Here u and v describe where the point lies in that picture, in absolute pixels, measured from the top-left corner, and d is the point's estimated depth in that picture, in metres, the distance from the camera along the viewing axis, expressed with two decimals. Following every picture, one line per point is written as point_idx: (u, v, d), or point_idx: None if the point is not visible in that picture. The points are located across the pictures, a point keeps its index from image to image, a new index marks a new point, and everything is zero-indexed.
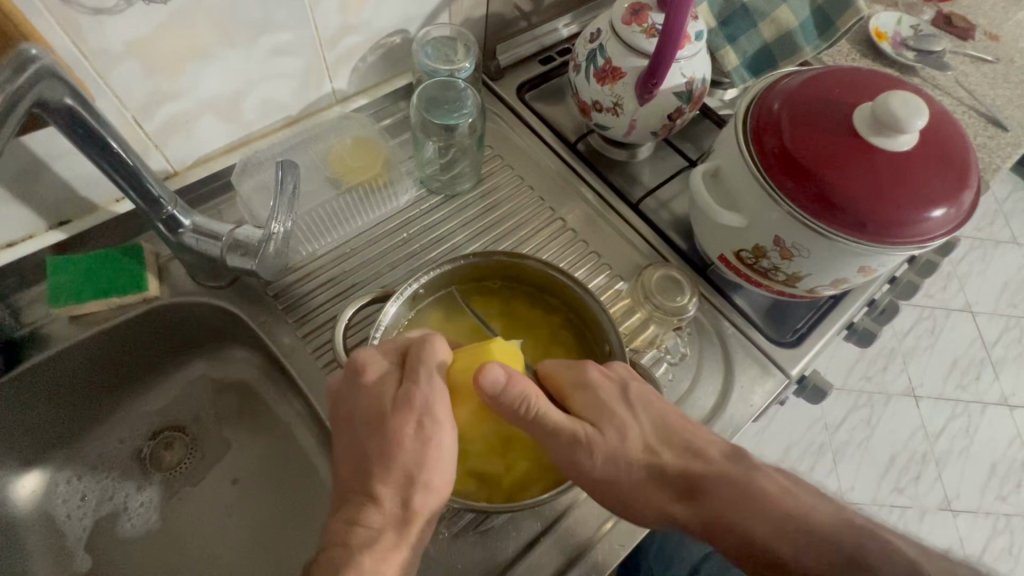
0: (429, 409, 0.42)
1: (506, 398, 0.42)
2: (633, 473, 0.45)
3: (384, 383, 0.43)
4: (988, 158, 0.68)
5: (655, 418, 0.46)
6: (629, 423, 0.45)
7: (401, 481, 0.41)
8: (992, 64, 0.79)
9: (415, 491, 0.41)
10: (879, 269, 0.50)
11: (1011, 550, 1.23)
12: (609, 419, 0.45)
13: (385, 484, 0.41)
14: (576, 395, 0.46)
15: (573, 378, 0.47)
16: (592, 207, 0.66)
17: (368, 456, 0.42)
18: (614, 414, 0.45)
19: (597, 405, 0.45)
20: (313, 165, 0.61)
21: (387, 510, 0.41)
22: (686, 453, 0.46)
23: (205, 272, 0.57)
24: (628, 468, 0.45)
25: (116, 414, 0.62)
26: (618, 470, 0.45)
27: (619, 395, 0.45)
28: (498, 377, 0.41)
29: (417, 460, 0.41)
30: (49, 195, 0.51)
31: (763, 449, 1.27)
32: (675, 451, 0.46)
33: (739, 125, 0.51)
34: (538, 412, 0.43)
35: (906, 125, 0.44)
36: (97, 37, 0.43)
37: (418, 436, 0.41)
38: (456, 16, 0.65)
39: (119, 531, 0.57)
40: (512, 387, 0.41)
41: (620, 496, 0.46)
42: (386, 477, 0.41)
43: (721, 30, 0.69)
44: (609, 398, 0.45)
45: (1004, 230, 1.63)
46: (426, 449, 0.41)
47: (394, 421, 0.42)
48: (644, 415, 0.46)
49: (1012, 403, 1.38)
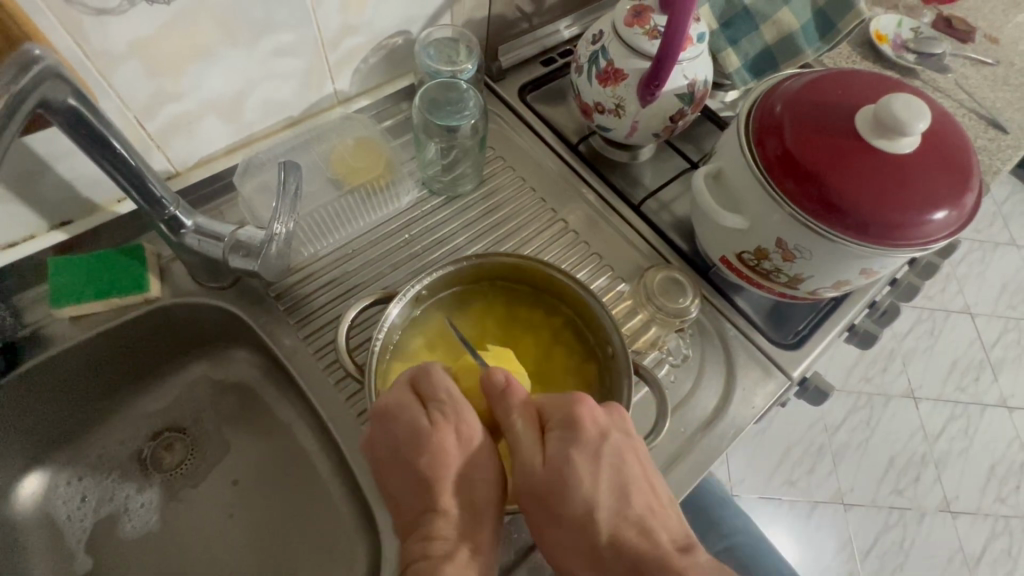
0: (465, 416, 0.42)
1: (506, 402, 0.43)
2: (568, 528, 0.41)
3: (414, 405, 0.43)
4: (988, 160, 0.68)
5: (618, 483, 0.42)
6: (586, 480, 0.41)
7: (460, 487, 0.41)
8: (992, 67, 0.79)
9: (478, 489, 0.41)
10: (881, 271, 0.50)
11: (1010, 551, 1.24)
12: (571, 471, 0.41)
13: (447, 494, 0.41)
14: (553, 431, 0.42)
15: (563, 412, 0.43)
16: (593, 208, 0.66)
17: (417, 475, 0.42)
18: (576, 464, 0.41)
19: (562, 452, 0.41)
20: (315, 166, 0.61)
21: (457, 520, 0.41)
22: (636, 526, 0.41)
23: (205, 272, 0.57)
24: (565, 522, 0.41)
25: (115, 416, 0.61)
26: (552, 518, 0.41)
27: (591, 449, 0.41)
28: (500, 380, 0.43)
29: (469, 463, 0.42)
30: (51, 195, 0.51)
31: (763, 450, 1.27)
32: (626, 521, 0.41)
33: (741, 126, 0.51)
34: (514, 433, 0.42)
35: (908, 127, 0.44)
36: (99, 37, 0.43)
37: (460, 440, 0.42)
38: (457, 17, 0.65)
39: (120, 531, 0.57)
40: (514, 390, 0.43)
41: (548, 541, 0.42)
42: (442, 489, 0.41)
43: (723, 32, 0.69)
44: (573, 451, 0.41)
45: (1003, 232, 1.63)
46: (470, 451, 0.42)
47: (437, 437, 0.41)
48: (610, 477, 0.42)
49: (1011, 404, 1.38)
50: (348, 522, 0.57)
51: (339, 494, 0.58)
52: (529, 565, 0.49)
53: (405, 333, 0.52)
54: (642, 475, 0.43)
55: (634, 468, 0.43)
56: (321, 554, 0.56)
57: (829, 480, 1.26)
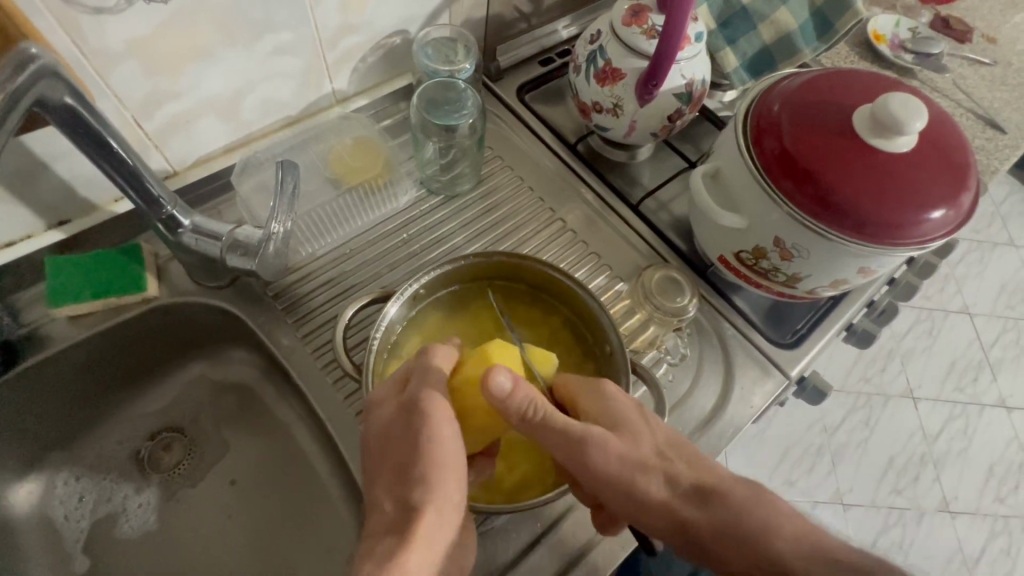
0: (416, 403, 0.41)
1: (510, 405, 0.40)
2: (648, 479, 0.43)
3: (387, 395, 0.43)
4: (986, 160, 0.69)
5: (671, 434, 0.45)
6: (645, 434, 0.44)
7: (401, 481, 0.41)
8: (989, 67, 0.80)
9: (413, 487, 0.40)
10: (879, 270, 0.50)
11: (1010, 551, 1.23)
12: (626, 429, 0.43)
13: (385, 485, 0.41)
14: (590, 405, 0.44)
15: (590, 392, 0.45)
16: (591, 208, 0.66)
17: (372, 463, 0.43)
18: (632, 423, 0.43)
19: (614, 415, 0.43)
20: (313, 166, 0.61)
21: (388, 513, 0.40)
22: (697, 464, 0.45)
23: (203, 272, 0.57)
24: (643, 473, 0.43)
25: (113, 415, 0.61)
26: (635, 474, 0.43)
27: (639, 411, 0.44)
28: (504, 383, 0.40)
29: (412, 456, 0.40)
30: (48, 194, 0.51)
31: (762, 450, 1.27)
32: (686, 461, 0.45)
33: (739, 125, 0.51)
34: (546, 416, 0.41)
35: (906, 126, 0.44)
36: (97, 37, 0.43)
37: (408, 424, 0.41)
38: (456, 16, 0.65)
39: (118, 531, 0.57)
40: (518, 395, 0.40)
41: (629, 500, 0.43)
42: (383, 478, 0.42)
43: (721, 32, 0.69)
44: (628, 409, 0.44)
45: (1002, 231, 1.63)
46: (417, 440, 0.41)
47: (387, 423, 0.42)
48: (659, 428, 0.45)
49: (1010, 404, 1.38)
50: (346, 522, 0.57)
51: (337, 494, 0.58)
52: (528, 566, 0.49)
53: (403, 332, 0.52)
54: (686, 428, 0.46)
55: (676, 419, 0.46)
56: (319, 556, 0.56)
57: (828, 481, 1.25)
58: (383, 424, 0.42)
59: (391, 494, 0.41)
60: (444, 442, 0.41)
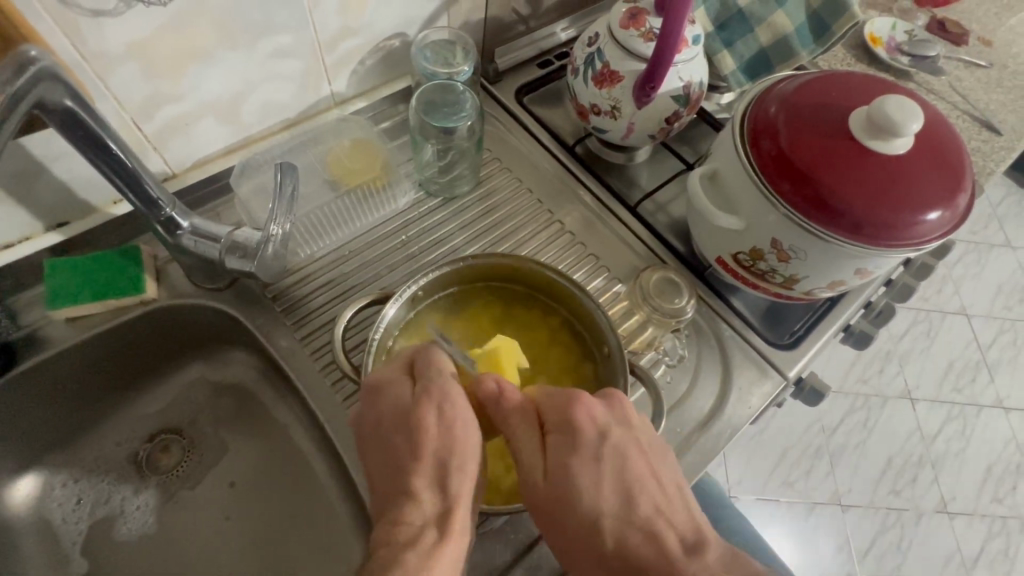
0: (448, 396, 0.42)
1: (501, 408, 0.42)
2: (575, 535, 0.40)
3: (399, 384, 0.43)
4: (982, 162, 0.69)
5: (623, 483, 0.40)
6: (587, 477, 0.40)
7: (434, 472, 0.40)
8: (985, 69, 0.80)
9: (451, 478, 0.40)
10: (876, 271, 0.50)
11: (1007, 552, 1.24)
12: (571, 471, 0.40)
13: (421, 476, 0.40)
14: (550, 426, 0.42)
15: (558, 414, 0.42)
16: (589, 209, 0.66)
17: (398, 454, 0.41)
18: (576, 467, 0.40)
19: (565, 453, 0.40)
20: (312, 168, 0.62)
21: (425, 505, 0.39)
22: (641, 531, 0.39)
23: (202, 274, 0.57)
24: (572, 526, 0.40)
25: (111, 418, 0.61)
26: (566, 525, 0.40)
27: (592, 448, 0.40)
28: (492, 387, 0.43)
29: (447, 444, 0.41)
30: (47, 196, 0.51)
31: (761, 451, 1.28)
32: (630, 525, 0.39)
33: (736, 128, 0.51)
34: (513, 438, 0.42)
35: (902, 128, 0.44)
36: (96, 39, 0.43)
37: (442, 419, 0.41)
38: (455, 18, 0.65)
39: (115, 534, 0.57)
40: (507, 397, 0.43)
41: (559, 547, 0.41)
42: (418, 468, 0.40)
43: (717, 34, 0.69)
44: (580, 446, 0.40)
45: (998, 233, 1.64)
46: (453, 436, 0.41)
47: (418, 413, 0.41)
48: (609, 478, 0.40)
49: (1008, 405, 1.39)
50: (344, 524, 0.57)
51: (336, 496, 0.58)
52: (527, 565, 0.49)
53: (402, 334, 0.52)
54: (648, 470, 0.42)
55: (636, 466, 0.41)
56: (318, 557, 0.56)
57: (827, 481, 1.26)
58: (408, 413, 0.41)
59: (428, 485, 0.40)
60: (469, 432, 0.41)
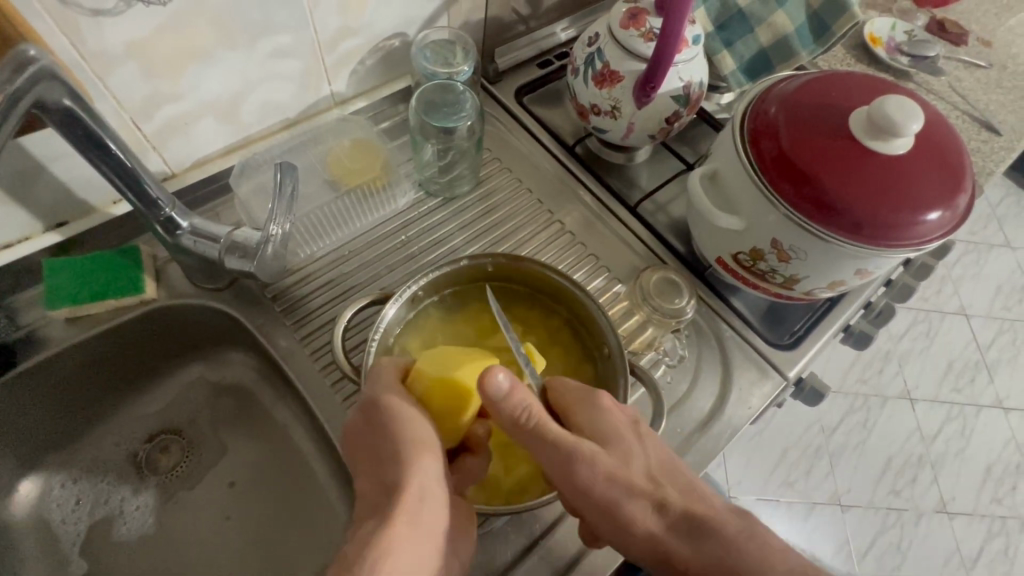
0: (375, 393, 0.43)
1: (506, 407, 0.40)
2: (635, 505, 0.42)
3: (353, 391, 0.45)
4: (982, 162, 0.69)
5: (660, 452, 0.44)
6: (637, 456, 0.43)
7: (384, 467, 0.41)
8: (985, 69, 0.80)
9: (392, 466, 0.40)
10: (876, 272, 0.50)
11: (1007, 552, 1.24)
12: (615, 444, 0.43)
13: (364, 473, 0.43)
14: (583, 416, 0.44)
15: (582, 400, 0.45)
16: (589, 210, 0.66)
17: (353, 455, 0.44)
18: (622, 440, 0.43)
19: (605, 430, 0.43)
20: (312, 168, 0.62)
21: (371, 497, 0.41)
22: (687, 490, 0.44)
23: (202, 274, 0.57)
24: (632, 497, 0.42)
25: (109, 419, 0.61)
26: (622, 497, 0.42)
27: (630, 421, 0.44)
28: (501, 383, 0.40)
29: (379, 438, 0.42)
30: (46, 195, 0.51)
31: (760, 451, 1.28)
32: (676, 485, 0.44)
33: (738, 127, 0.51)
34: (540, 424, 0.41)
35: (902, 128, 0.44)
36: (96, 39, 0.43)
37: (368, 416, 0.43)
38: (455, 18, 0.65)
39: (115, 534, 0.57)
40: (518, 392, 0.41)
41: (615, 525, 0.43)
42: (366, 467, 0.43)
43: (718, 35, 0.69)
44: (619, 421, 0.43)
45: (998, 233, 1.64)
46: (385, 429, 0.42)
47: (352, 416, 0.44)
48: (652, 447, 0.44)
49: (1007, 405, 1.39)
50: (344, 525, 0.57)
51: (336, 496, 0.58)
52: (528, 566, 0.49)
53: (402, 334, 0.52)
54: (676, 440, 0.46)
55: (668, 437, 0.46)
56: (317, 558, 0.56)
57: (827, 481, 1.26)
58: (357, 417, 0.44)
59: (383, 477, 0.41)
60: (407, 419, 0.42)
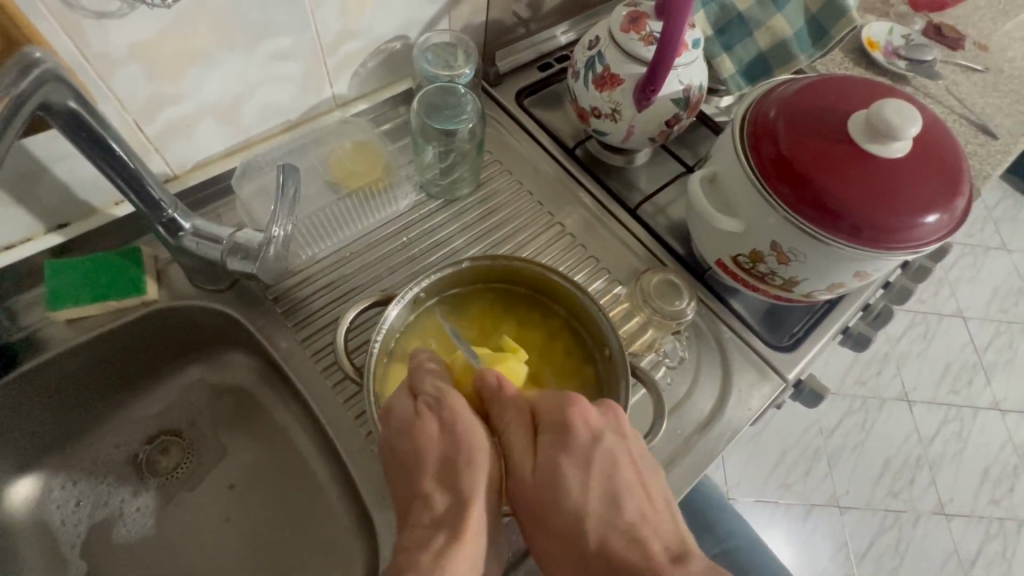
0: (448, 402, 0.42)
1: (500, 404, 0.43)
2: (554, 533, 0.40)
3: (403, 401, 0.43)
4: (978, 165, 0.70)
5: (609, 489, 0.40)
6: (575, 485, 0.40)
7: (441, 471, 0.40)
8: (981, 73, 0.81)
9: (460, 474, 0.40)
10: (875, 274, 0.51)
11: (1004, 553, 1.24)
12: (558, 472, 0.40)
13: (430, 478, 0.40)
14: (546, 435, 0.41)
15: (554, 414, 0.42)
16: (590, 212, 0.66)
17: (399, 460, 0.42)
18: (566, 469, 0.40)
19: (553, 453, 0.40)
20: (313, 169, 0.62)
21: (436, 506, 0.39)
22: (621, 531, 0.39)
23: (204, 276, 0.57)
24: (552, 524, 0.40)
25: (109, 421, 0.61)
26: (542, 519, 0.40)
27: (584, 448, 0.40)
28: (492, 380, 0.43)
29: (452, 447, 0.41)
30: (48, 197, 0.51)
31: (758, 451, 1.28)
32: (610, 525, 0.39)
33: (737, 131, 0.52)
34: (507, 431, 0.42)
35: (901, 132, 0.45)
36: (100, 42, 0.43)
37: (444, 428, 0.41)
38: (455, 21, 0.66)
39: (115, 536, 0.57)
40: (505, 393, 0.43)
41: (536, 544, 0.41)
42: (426, 473, 0.41)
43: (717, 38, 0.70)
44: (571, 445, 0.40)
45: (994, 236, 1.65)
46: (454, 437, 0.41)
47: (421, 424, 0.41)
48: (598, 482, 0.40)
49: (1004, 407, 1.39)
50: (346, 527, 0.57)
51: (338, 498, 0.58)
52: None
53: (404, 335, 0.52)
54: (637, 481, 0.41)
55: (626, 475, 0.41)
56: (319, 560, 0.56)
57: (825, 483, 1.26)
58: (408, 419, 0.42)
59: (440, 484, 0.40)
60: (473, 427, 0.41)
